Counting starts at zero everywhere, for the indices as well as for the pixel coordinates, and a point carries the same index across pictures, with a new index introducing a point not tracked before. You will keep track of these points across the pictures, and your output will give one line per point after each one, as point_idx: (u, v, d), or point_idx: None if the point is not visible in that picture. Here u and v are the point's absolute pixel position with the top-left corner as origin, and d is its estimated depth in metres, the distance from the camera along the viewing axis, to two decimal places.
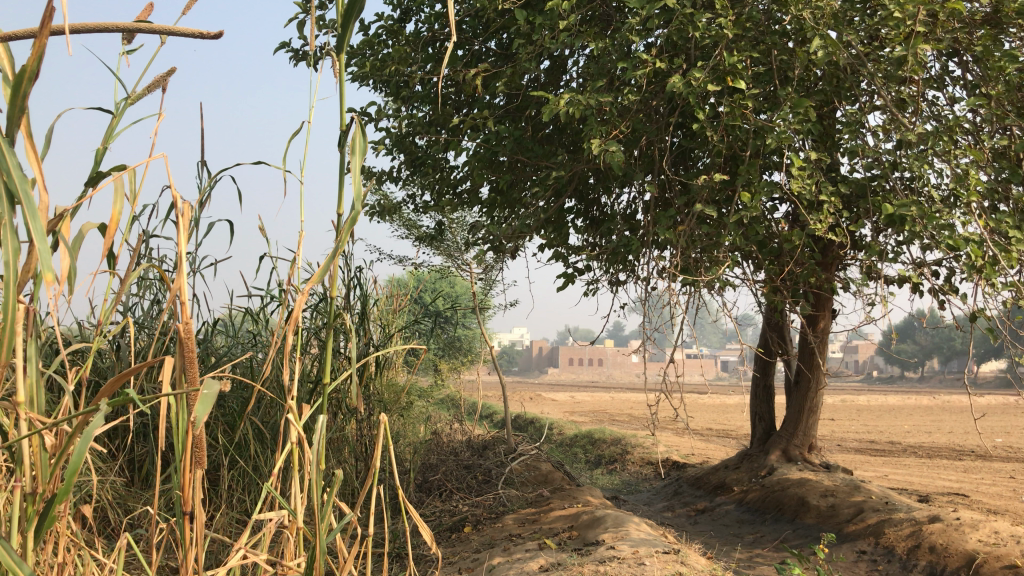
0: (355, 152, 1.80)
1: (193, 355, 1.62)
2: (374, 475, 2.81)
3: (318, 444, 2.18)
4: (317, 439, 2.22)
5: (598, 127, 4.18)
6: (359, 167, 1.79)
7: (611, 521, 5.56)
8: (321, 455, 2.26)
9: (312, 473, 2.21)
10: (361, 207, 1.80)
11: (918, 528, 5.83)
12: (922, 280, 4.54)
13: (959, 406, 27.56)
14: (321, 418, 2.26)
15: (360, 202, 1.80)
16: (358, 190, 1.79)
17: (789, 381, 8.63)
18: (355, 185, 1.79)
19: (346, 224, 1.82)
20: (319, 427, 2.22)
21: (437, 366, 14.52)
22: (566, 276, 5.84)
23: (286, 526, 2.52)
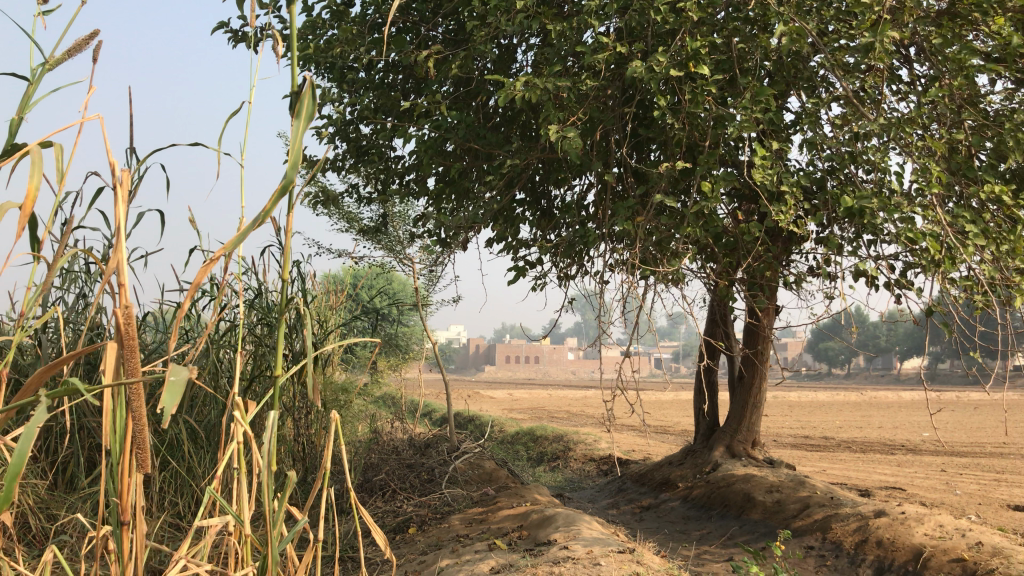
0: (298, 117, 1.65)
1: (133, 343, 1.42)
2: (325, 476, 2.61)
3: (270, 439, 1.98)
4: (269, 435, 2.02)
5: (555, 114, 4.05)
6: (300, 131, 1.65)
7: (562, 520, 5.45)
8: (272, 452, 2.05)
9: (263, 473, 2.02)
10: (299, 175, 1.65)
11: (864, 523, 5.86)
12: (877, 275, 4.54)
13: (886, 401, 28.37)
14: (272, 412, 2.06)
15: (298, 169, 1.65)
16: (297, 157, 1.64)
17: (733, 378, 8.67)
18: (292, 151, 1.64)
19: (280, 192, 1.66)
20: (270, 420, 2.02)
21: (376, 364, 14.22)
22: (517, 270, 5.69)
23: (232, 533, 2.31)
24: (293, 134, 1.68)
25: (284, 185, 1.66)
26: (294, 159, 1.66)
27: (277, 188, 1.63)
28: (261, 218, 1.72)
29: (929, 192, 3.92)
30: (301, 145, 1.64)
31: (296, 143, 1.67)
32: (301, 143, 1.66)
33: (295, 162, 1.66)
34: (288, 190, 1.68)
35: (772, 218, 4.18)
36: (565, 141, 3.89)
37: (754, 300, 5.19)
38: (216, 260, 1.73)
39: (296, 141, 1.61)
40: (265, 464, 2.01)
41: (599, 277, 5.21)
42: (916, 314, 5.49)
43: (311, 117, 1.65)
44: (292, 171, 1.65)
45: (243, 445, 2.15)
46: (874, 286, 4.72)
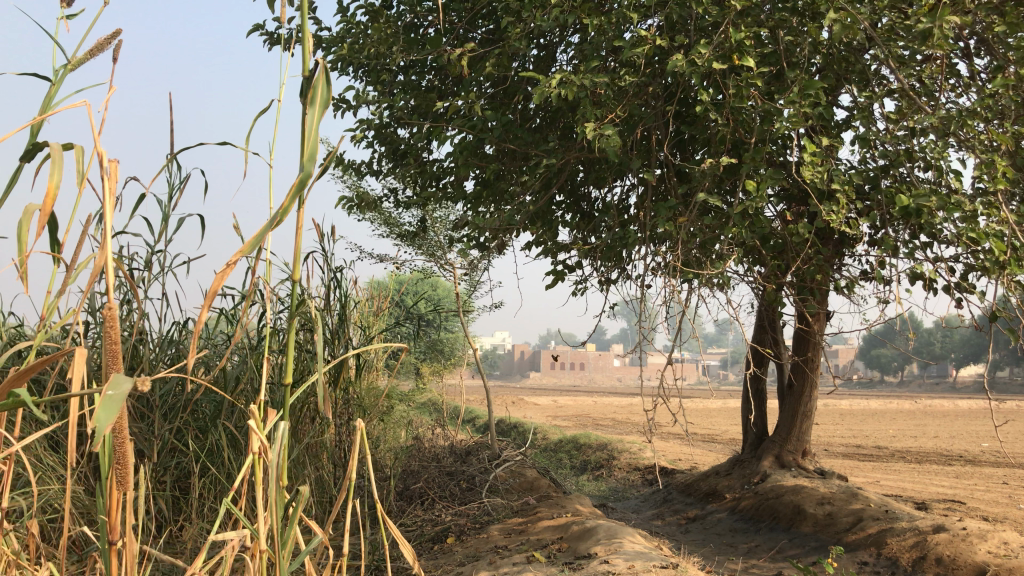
0: (313, 104, 1.50)
1: (111, 345, 1.29)
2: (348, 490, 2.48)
3: (278, 454, 1.86)
4: (278, 448, 1.90)
5: (592, 111, 3.89)
6: (314, 120, 1.50)
7: (603, 532, 5.28)
8: (284, 465, 1.93)
9: (271, 490, 1.90)
10: (315, 169, 1.50)
11: (922, 538, 5.58)
12: (935, 278, 4.29)
13: (941, 410, 27.56)
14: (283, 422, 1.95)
15: (313, 162, 1.50)
16: (312, 150, 1.49)
17: (783, 386, 8.38)
18: (306, 143, 1.48)
19: (295, 189, 1.51)
20: (279, 432, 1.90)
21: (420, 370, 14.16)
22: (555, 274, 5.54)
23: (249, 548, 2.19)
24: (307, 123, 1.53)
25: (299, 180, 1.51)
26: (310, 151, 1.50)
27: (289, 183, 1.48)
28: (274, 217, 1.57)
29: (993, 189, 3.68)
30: (318, 136, 1.49)
31: (310, 133, 1.52)
32: (316, 134, 1.51)
33: (311, 155, 1.51)
34: (304, 186, 1.53)
35: (822, 217, 3.97)
36: (603, 139, 3.73)
37: (803, 304, 4.96)
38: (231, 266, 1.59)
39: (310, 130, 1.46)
40: (275, 483, 1.89)
41: (641, 281, 5.03)
42: (976, 319, 5.21)
43: (327, 106, 1.50)
44: (308, 166, 1.50)
45: (257, 455, 2.03)
46: (933, 289, 4.47)
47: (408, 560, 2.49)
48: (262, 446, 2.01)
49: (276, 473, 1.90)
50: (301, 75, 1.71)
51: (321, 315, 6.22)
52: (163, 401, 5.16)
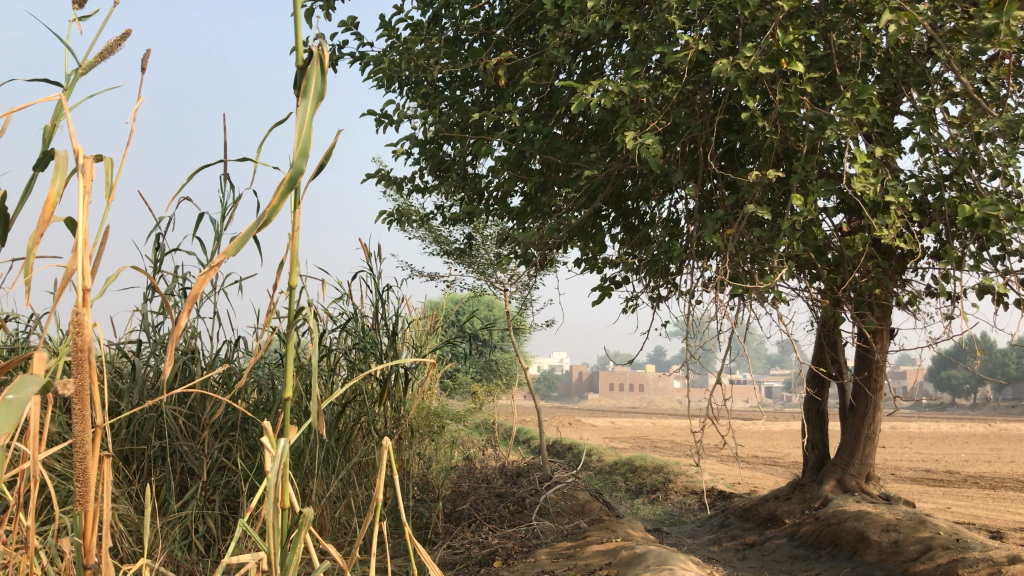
0: (306, 96, 1.46)
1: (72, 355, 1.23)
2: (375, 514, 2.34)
3: (273, 477, 1.72)
4: (276, 469, 1.76)
5: (634, 119, 3.76)
6: (307, 111, 1.43)
7: (653, 558, 5.09)
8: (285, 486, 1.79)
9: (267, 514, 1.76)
10: (306, 162, 1.44)
11: (997, 570, 5.24)
12: (1006, 292, 4.02)
13: (1017, 434, 26.44)
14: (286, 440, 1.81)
15: (304, 155, 1.43)
16: (303, 145, 1.43)
17: (845, 408, 8.05)
18: (298, 136, 1.43)
19: (286, 185, 1.45)
20: (277, 451, 1.75)
21: (473, 390, 14.09)
22: (601, 290, 5.39)
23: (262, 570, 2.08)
24: (300, 116, 1.47)
25: (290, 175, 1.45)
26: (303, 146, 1.45)
27: (278, 178, 1.42)
28: (264, 217, 1.51)
29: None
30: (310, 131, 1.44)
31: (303, 127, 1.47)
32: (309, 127, 1.46)
33: (304, 150, 1.45)
34: (295, 184, 1.47)
35: (878, 229, 3.76)
36: (644, 148, 3.59)
37: (863, 320, 4.72)
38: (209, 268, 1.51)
39: (302, 119, 1.41)
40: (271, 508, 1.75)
41: (690, 297, 4.85)
42: None
43: (320, 98, 1.45)
44: (300, 159, 1.43)
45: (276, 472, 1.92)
46: (1002, 305, 4.20)
47: None
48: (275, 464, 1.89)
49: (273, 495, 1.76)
50: (297, 66, 1.66)
51: (368, 334, 6.17)
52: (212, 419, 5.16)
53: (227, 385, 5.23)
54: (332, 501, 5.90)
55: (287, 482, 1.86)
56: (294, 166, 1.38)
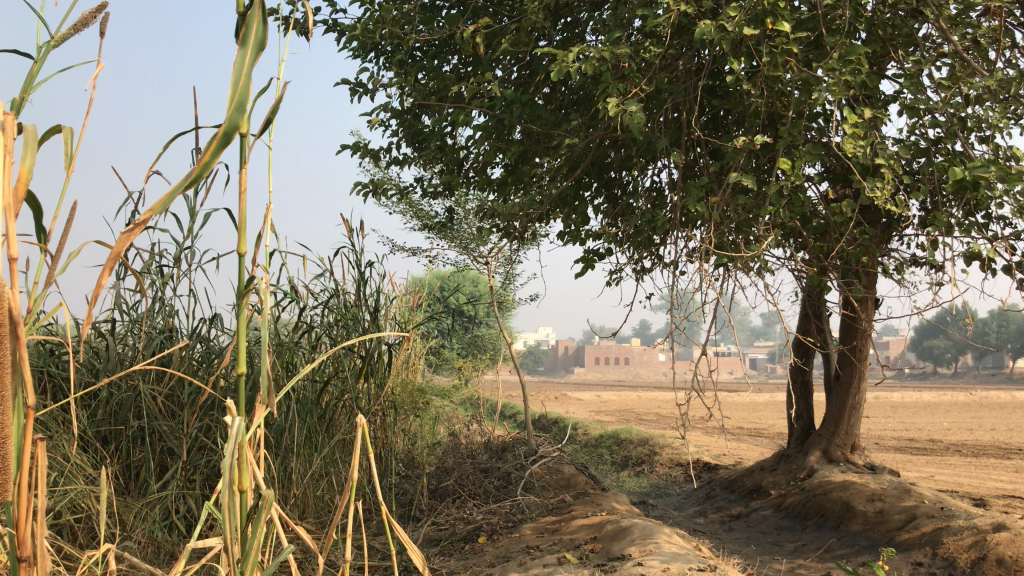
0: (243, 45, 1.45)
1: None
2: (352, 495, 2.26)
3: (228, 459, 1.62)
4: (232, 450, 1.66)
5: (616, 84, 3.65)
6: (245, 58, 1.43)
7: (638, 532, 5.04)
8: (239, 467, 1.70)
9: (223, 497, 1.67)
10: (240, 113, 1.43)
11: (981, 538, 5.24)
12: (994, 258, 3.95)
13: (998, 402, 26.70)
14: (242, 418, 1.71)
15: (239, 105, 1.42)
16: (239, 94, 1.43)
17: (830, 378, 8.04)
18: (233, 88, 1.42)
19: (221, 139, 1.44)
20: (231, 431, 1.65)
21: (458, 365, 13.99)
22: (584, 262, 5.29)
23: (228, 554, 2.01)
24: (239, 67, 1.47)
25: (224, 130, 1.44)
26: (238, 100, 1.44)
27: (214, 129, 1.41)
28: (194, 173, 1.49)
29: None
30: (246, 85, 1.43)
31: (242, 76, 1.46)
32: (246, 79, 1.46)
33: (240, 104, 1.44)
34: (230, 138, 1.46)
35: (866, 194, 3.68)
36: (626, 114, 3.48)
37: (850, 289, 4.65)
38: (133, 224, 1.49)
39: (238, 68, 1.40)
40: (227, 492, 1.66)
41: (674, 267, 4.76)
42: None
43: (257, 48, 1.45)
44: (234, 112, 1.43)
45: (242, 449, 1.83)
46: (990, 271, 4.13)
47: (419, 569, 2.25)
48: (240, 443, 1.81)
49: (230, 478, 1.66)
50: (240, 15, 1.65)
51: (349, 310, 6.06)
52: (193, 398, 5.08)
53: (207, 364, 5.12)
54: (314, 479, 5.81)
55: (245, 464, 1.79)
56: (228, 116, 1.39)
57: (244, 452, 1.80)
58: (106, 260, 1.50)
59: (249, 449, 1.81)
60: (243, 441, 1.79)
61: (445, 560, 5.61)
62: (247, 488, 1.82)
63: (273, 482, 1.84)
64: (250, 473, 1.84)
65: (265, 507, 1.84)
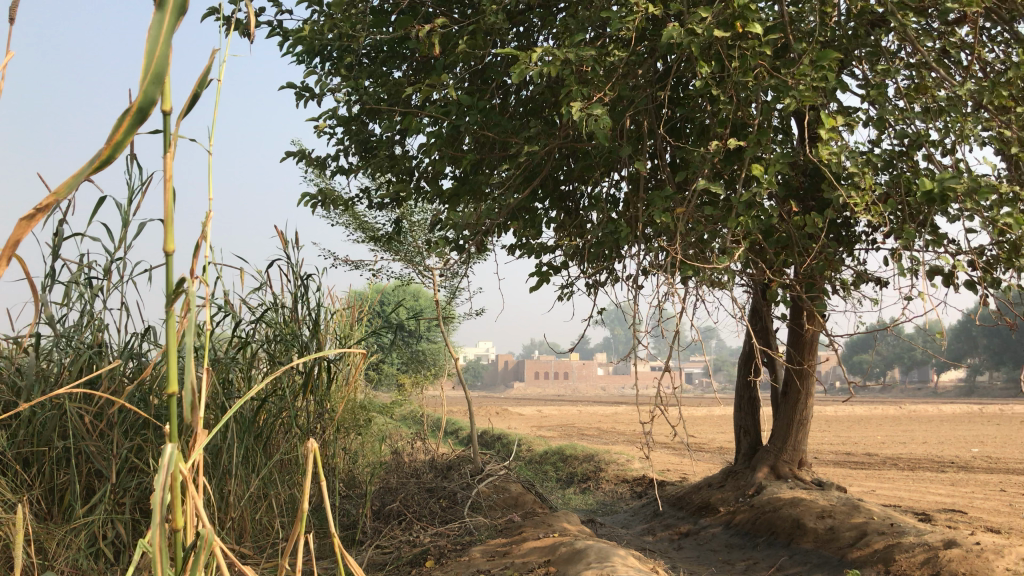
0: (161, 9, 1.32)
1: None
2: (303, 525, 2.02)
3: (158, 493, 1.38)
4: (163, 480, 1.41)
5: (579, 89, 3.51)
6: (160, 27, 1.30)
7: (593, 554, 4.89)
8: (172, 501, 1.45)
9: (152, 538, 1.43)
10: (156, 87, 1.30)
11: (933, 554, 5.22)
12: (957, 273, 3.93)
13: (927, 415, 27.37)
14: (174, 445, 1.48)
15: (155, 76, 1.29)
16: (154, 66, 1.29)
17: (776, 393, 8.03)
18: (149, 57, 1.29)
19: (134, 117, 1.30)
20: (163, 460, 1.41)
21: (400, 382, 13.68)
22: (538, 276, 5.14)
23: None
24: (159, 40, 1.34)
25: (141, 105, 1.29)
26: (156, 72, 1.30)
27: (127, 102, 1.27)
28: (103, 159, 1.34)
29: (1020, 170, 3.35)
30: (163, 55, 1.29)
31: (160, 47, 1.33)
32: (165, 48, 1.32)
33: (158, 75, 1.30)
34: (146, 116, 1.31)
35: (842, 199, 3.76)
36: (591, 119, 3.34)
37: (810, 303, 4.59)
38: (35, 212, 1.31)
39: (152, 35, 1.28)
40: (159, 532, 1.41)
41: (631, 281, 4.64)
42: (993, 315, 4.85)
43: (177, 12, 1.31)
44: (150, 85, 1.30)
45: (176, 479, 1.58)
46: (950, 286, 4.11)
47: None
48: (175, 471, 1.56)
49: (162, 515, 1.42)
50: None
51: (291, 325, 5.81)
52: (125, 416, 4.78)
53: (140, 382, 4.83)
54: (254, 503, 5.51)
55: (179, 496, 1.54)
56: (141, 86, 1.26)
57: (177, 486, 1.56)
58: (3, 253, 1.31)
59: (183, 478, 1.57)
60: (176, 471, 1.54)
61: None
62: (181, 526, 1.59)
63: (211, 517, 1.60)
64: (182, 509, 1.59)
65: (203, 547, 1.61)
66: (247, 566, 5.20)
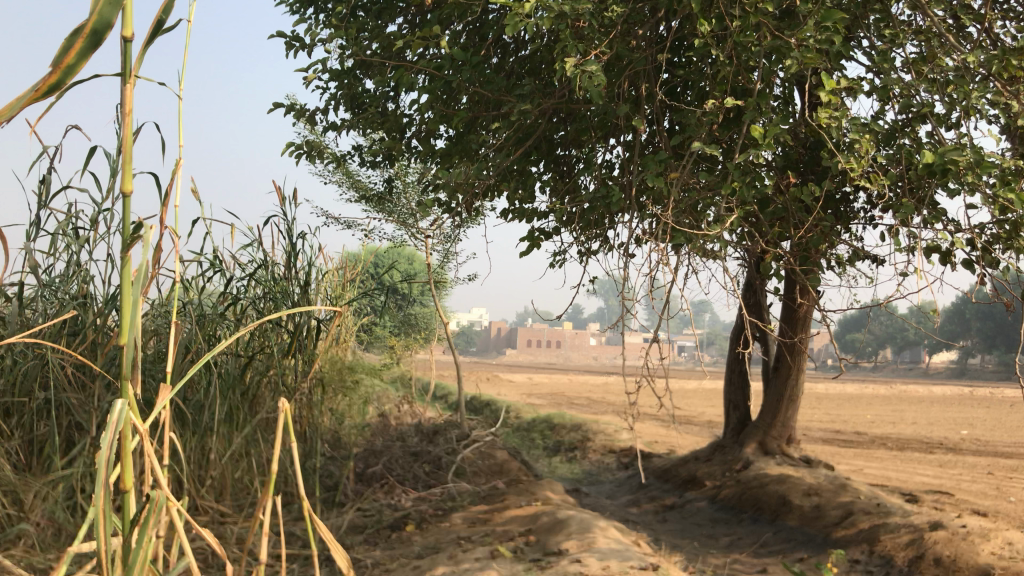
0: None
1: None
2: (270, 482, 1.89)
3: (103, 452, 1.25)
4: (110, 438, 1.28)
5: (574, 44, 3.37)
6: None
7: (575, 525, 4.82)
8: (117, 460, 1.32)
9: (95, 501, 1.30)
10: (114, 8, 1.26)
11: (918, 536, 5.17)
12: (955, 251, 3.82)
13: (917, 396, 27.39)
14: (123, 400, 1.33)
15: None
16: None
17: (767, 368, 7.96)
18: None
19: (85, 38, 1.26)
20: (111, 416, 1.28)
21: (391, 345, 13.58)
22: (530, 241, 5.01)
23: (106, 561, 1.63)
24: None
25: (94, 26, 1.27)
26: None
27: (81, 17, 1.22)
28: (47, 82, 1.29)
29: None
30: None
31: None
32: None
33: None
34: (101, 37, 1.28)
35: (840, 167, 3.64)
36: (585, 76, 3.20)
37: (806, 278, 4.48)
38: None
39: None
40: (101, 494, 1.28)
41: (623, 248, 4.51)
42: (994, 295, 4.73)
43: None
44: (107, 6, 1.26)
45: (125, 437, 1.45)
46: (950, 265, 3.99)
47: (343, 569, 1.92)
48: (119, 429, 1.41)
49: (106, 476, 1.29)
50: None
51: (279, 283, 5.70)
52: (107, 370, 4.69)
53: (125, 337, 4.75)
54: (234, 460, 5.42)
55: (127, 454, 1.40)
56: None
57: (126, 443, 1.43)
58: None
59: (132, 435, 1.43)
60: (124, 428, 1.40)
61: (369, 549, 5.32)
62: (132, 488, 1.47)
63: (165, 478, 1.48)
64: (132, 468, 1.46)
65: (154, 512, 1.48)
66: (224, 524, 5.12)
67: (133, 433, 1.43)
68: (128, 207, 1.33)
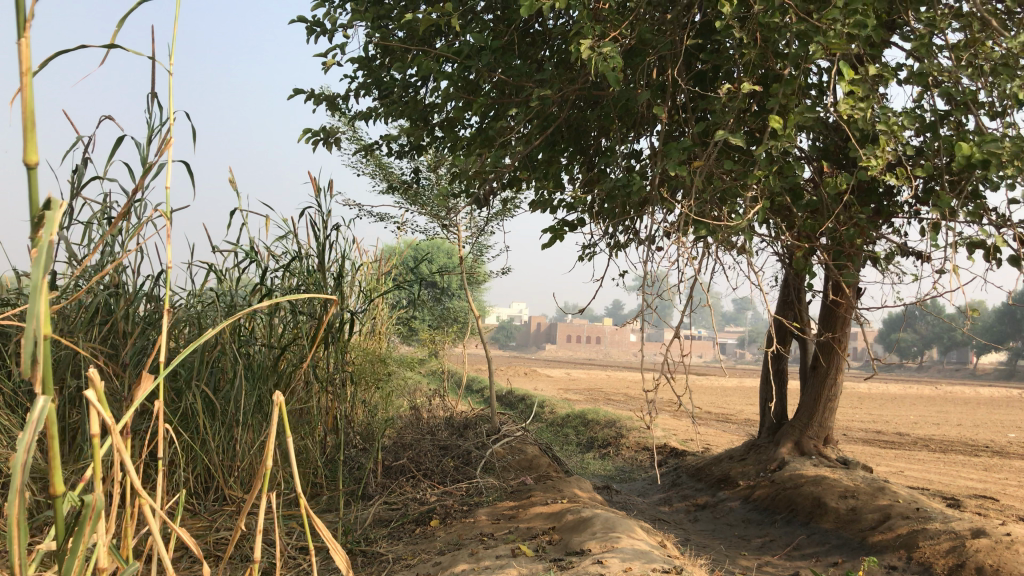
0: None
1: None
2: (263, 475, 1.79)
3: (14, 456, 1.09)
4: (24, 439, 1.11)
5: (592, 26, 3.30)
6: None
7: (600, 524, 4.71)
8: (29, 464, 1.14)
9: (9, 511, 1.14)
10: None
11: (959, 543, 4.96)
12: (1000, 246, 3.62)
13: (964, 397, 26.69)
14: (47, 397, 1.16)
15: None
16: None
17: (805, 367, 7.76)
18: None
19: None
20: (32, 416, 1.12)
21: (426, 338, 13.55)
22: (554, 233, 4.89)
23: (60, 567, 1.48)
24: None
25: None
26: None
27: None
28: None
29: None
30: None
31: None
32: None
33: None
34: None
35: (871, 156, 3.48)
36: (600, 58, 3.13)
37: (839, 273, 4.30)
38: None
39: None
40: (16, 501, 1.13)
41: (649, 239, 4.39)
42: None
43: None
44: None
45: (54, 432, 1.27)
46: (992, 263, 3.80)
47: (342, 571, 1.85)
48: (49, 425, 1.24)
49: (22, 483, 1.14)
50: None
51: (312, 275, 5.67)
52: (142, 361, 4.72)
53: (158, 330, 4.76)
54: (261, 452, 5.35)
55: (58, 456, 1.23)
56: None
57: (51, 435, 1.25)
58: None
59: (58, 434, 1.24)
60: (52, 429, 1.22)
61: (393, 544, 5.25)
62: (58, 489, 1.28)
63: (96, 477, 1.29)
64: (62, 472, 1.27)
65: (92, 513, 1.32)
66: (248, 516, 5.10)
67: (54, 426, 1.26)
68: (36, 179, 1.23)
